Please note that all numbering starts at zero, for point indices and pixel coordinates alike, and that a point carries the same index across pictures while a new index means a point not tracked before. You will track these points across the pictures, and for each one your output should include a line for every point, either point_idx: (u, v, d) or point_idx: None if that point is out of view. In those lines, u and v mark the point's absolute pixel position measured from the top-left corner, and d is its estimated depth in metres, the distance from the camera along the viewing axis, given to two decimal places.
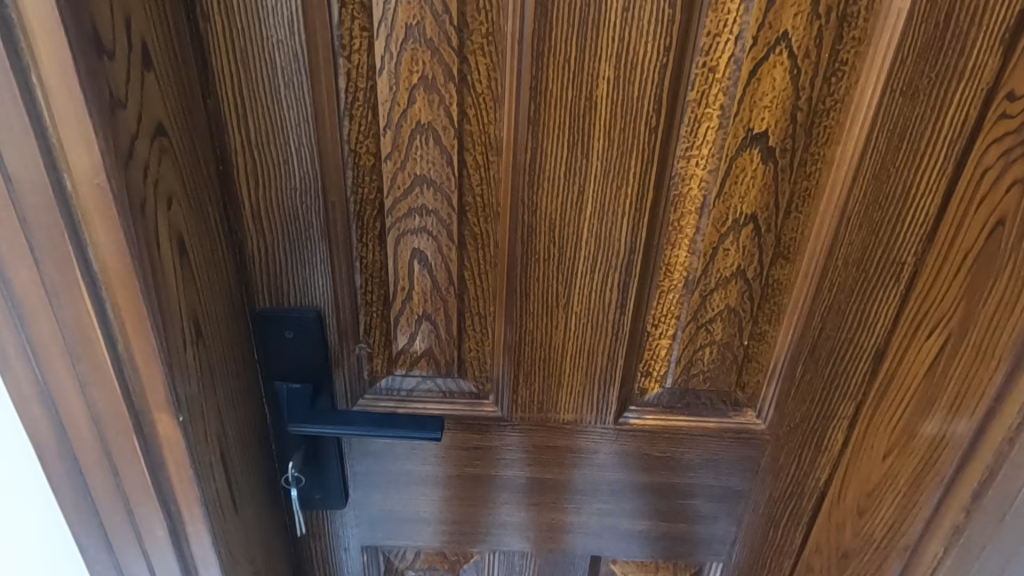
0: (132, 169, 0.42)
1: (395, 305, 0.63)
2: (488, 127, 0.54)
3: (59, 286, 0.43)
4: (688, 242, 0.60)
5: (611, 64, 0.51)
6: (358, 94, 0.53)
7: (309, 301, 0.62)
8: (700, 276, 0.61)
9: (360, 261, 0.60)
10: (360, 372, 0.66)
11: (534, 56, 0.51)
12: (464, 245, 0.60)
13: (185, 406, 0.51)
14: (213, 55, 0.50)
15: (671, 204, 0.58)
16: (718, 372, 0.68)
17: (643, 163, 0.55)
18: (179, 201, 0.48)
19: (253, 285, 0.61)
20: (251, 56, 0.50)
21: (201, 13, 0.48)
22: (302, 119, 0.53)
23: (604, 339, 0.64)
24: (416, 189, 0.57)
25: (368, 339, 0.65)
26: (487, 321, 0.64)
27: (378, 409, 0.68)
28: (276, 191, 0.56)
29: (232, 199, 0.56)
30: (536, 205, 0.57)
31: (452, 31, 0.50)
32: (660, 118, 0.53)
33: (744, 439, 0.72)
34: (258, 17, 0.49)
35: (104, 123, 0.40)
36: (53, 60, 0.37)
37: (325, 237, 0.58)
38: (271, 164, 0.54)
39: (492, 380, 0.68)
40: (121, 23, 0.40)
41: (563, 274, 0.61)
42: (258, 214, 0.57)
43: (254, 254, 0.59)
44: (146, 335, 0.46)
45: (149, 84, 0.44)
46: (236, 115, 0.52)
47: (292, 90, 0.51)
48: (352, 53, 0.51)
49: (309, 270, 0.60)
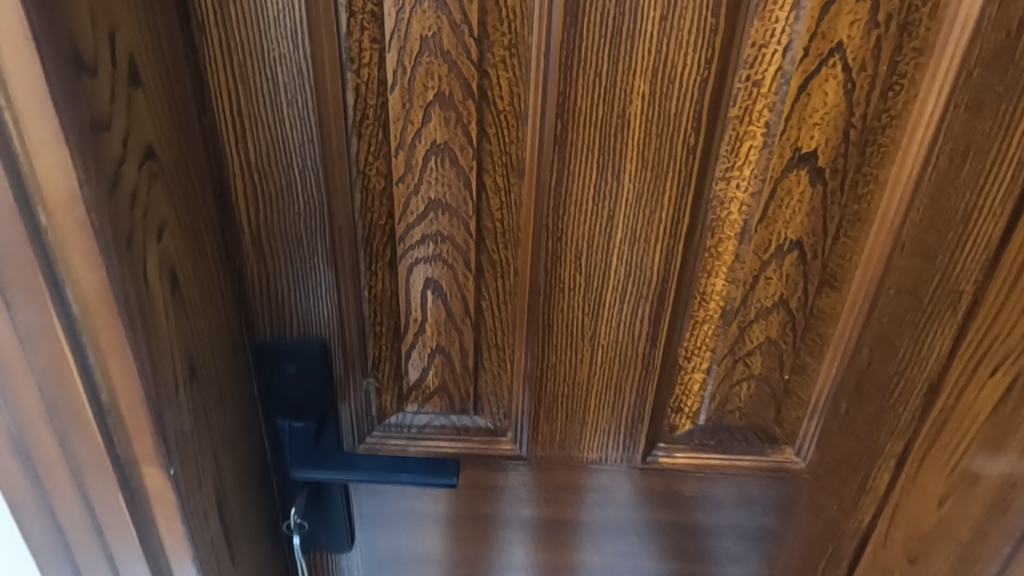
0: (117, 199, 0.38)
1: (406, 336, 0.58)
2: (509, 147, 0.50)
3: (33, 332, 0.38)
4: (725, 271, 0.55)
5: (646, 78, 0.46)
6: (368, 111, 0.48)
7: (313, 333, 0.57)
8: (738, 306, 0.56)
9: (368, 291, 0.56)
10: (369, 407, 0.62)
11: (561, 70, 0.46)
12: (482, 273, 0.55)
13: (177, 456, 0.46)
14: (209, 71, 0.45)
15: (708, 228, 0.53)
16: (755, 409, 0.62)
17: (679, 185, 0.50)
18: (170, 231, 0.44)
19: (253, 317, 0.56)
20: (251, 71, 0.45)
21: (197, 24, 0.44)
22: (306, 139, 0.48)
23: (633, 373, 0.60)
24: (430, 214, 0.52)
25: (377, 373, 0.60)
26: (506, 353, 0.59)
27: (385, 451, 0.64)
28: (279, 216, 0.51)
29: (232, 225, 0.51)
30: (562, 231, 0.52)
31: (472, 43, 0.46)
32: (699, 137, 0.48)
33: (781, 478, 0.66)
34: (260, 28, 0.44)
35: (84, 147, 0.35)
36: (25, 77, 0.32)
37: (331, 266, 0.53)
38: (273, 187, 0.50)
39: (510, 416, 0.63)
40: (105, 36, 0.36)
41: (589, 303, 0.56)
42: (260, 241, 0.52)
43: (255, 284, 0.54)
44: (133, 381, 0.41)
45: (137, 103, 0.39)
46: (234, 136, 0.48)
47: (295, 108, 0.47)
48: (362, 67, 0.46)
49: (313, 300, 0.55)
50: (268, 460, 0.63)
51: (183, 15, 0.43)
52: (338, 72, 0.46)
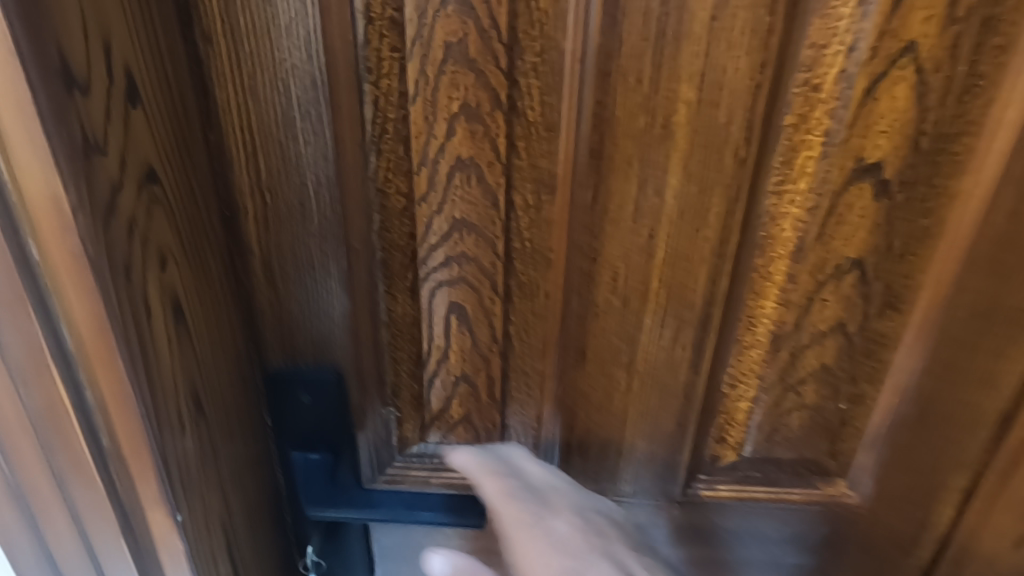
0: (114, 228, 0.34)
1: (428, 364, 0.54)
2: (540, 162, 0.46)
3: (26, 372, 0.35)
4: (776, 293, 0.50)
5: (692, 85, 0.42)
6: (387, 125, 0.44)
7: (328, 361, 0.53)
8: (790, 331, 0.51)
9: (387, 315, 0.52)
10: (389, 438, 0.58)
11: (599, 78, 0.42)
12: (510, 297, 0.51)
13: (184, 501, 0.42)
14: (216, 84, 0.42)
15: (758, 246, 0.48)
16: (807, 440, 0.57)
17: (727, 201, 0.46)
18: (173, 258, 0.40)
19: (264, 343, 0.53)
20: (260, 84, 0.42)
21: (202, 34, 0.40)
22: (320, 156, 0.44)
23: (673, 402, 0.55)
24: (455, 234, 0.48)
25: (397, 402, 0.56)
26: (535, 382, 0.55)
27: (406, 485, 0.60)
28: (291, 238, 0.47)
29: (241, 248, 0.48)
30: (597, 252, 0.48)
31: (501, 49, 0.42)
32: (750, 148, 0.44)
33: (834, 515, 0.61)
34: (270, 37, 0.41)
35: (77, 174, 0.31)
36: (9, 96, 0.29)
37: (347, 290, 0.50)
38: (284, 208, 0.46)
39: (539, 448, 0.59)
40: (98, 49, 0.33)
41: (626, 328, 0.52)
42: (271, 265, 0.49)
43: (266, 309, 0.51)
44: (134, 425, 0.38)
45: (135, 121, 0.36)
46: (242, 153, 0.44)
47: (308, 123, 0.43)
48: (381, 77, 0.43)
49: (328, 326, 0.51)
50: (283, 493, 0.59)
51: (185, 25, 0.40)
52: (355, 84, 0.42)
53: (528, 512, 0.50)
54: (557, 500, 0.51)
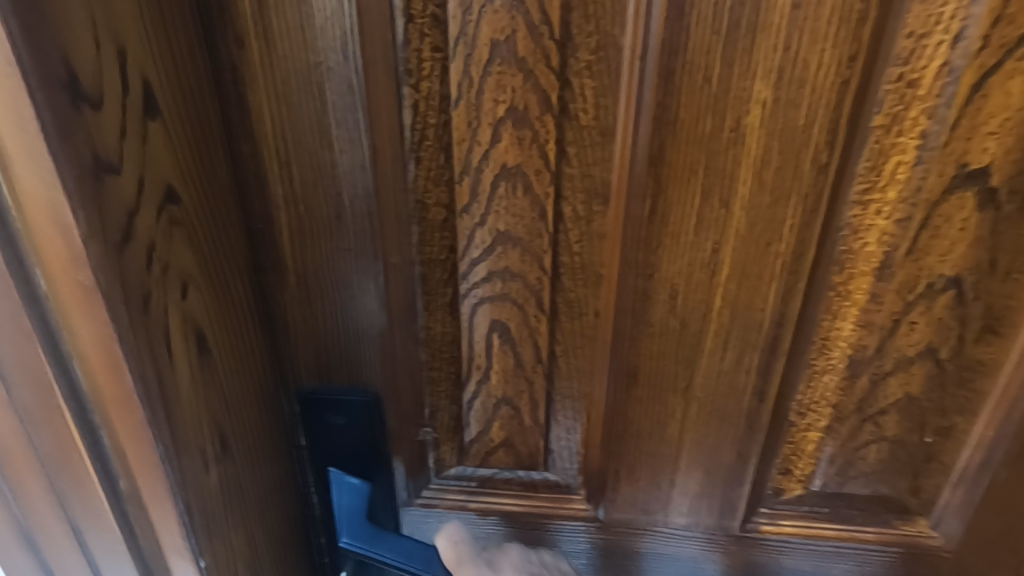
0: (129, 254, 0.32)
1: (469, 385, 0.51)
2: (592, 170, 0.42)
3: (35, 413, 0.33)
4: (857, 314, 0.45)
5: (769, 83, 0.37)
6: (427, 130, 0.41)
7: (363, 381, 0.51)
8: (871, 356, 0.46)
9: (425, 333, 0.49)
10: (425, 459, 0.55)
11: (662, 76, 0.38)
12: (556, 315, 0.47)
13: (209, 546, 0.40)
14: (250, 91, 0.39)
15: (837, 262, 0.43)
16: (886, 476, 0.52)
17: (804, 212, 0.41)
18: (195, 286, 0.39)
19: (297, 362, 0.50)
20: (292, 91, 0.39)
21: (235, 38, 0.38)
22: (357, 165, 0.42)
23: (734, 431, 0.50)
24: (498, 248, 0.45)
25: (434, 424, 0.53)
26: (582, 405, 0.51)
27: (442, 507, 0.58)
28: (325, 252, 0.45)
29: (273, 264, 0.45)
30: (654, 267, 0.44)
31: (553, 47, 0.38)
32: (833, 153, 0.39)
33: (913, 557, 0.55)
34: (305, 38, 0.38)
35: (85, 197, 0.29)
36: (9, 110, 0.26)
37: (384, 307, 0.47)
38: (317, 222, 0.44)
39: (586, 474, 0.55)
40: (110, 61, 0.31)
41: (683, 351, 0.47)
42: (305, 281, 0.46)
43: (299, 326, 0.48)
44: (155, 469, 0.35)
45: (154, 141, 0.34)
46: (275, 163, 0.42)
47: (345, 130, 0.40)
48: (421, 80, 0.39)
49: (362, 344, 0.49)
50: (315, 514, 0.57)
51: (207, 34, 0.38)
52: (393, 89, 0.39)
53: None
54: (503, 560, 0.53)
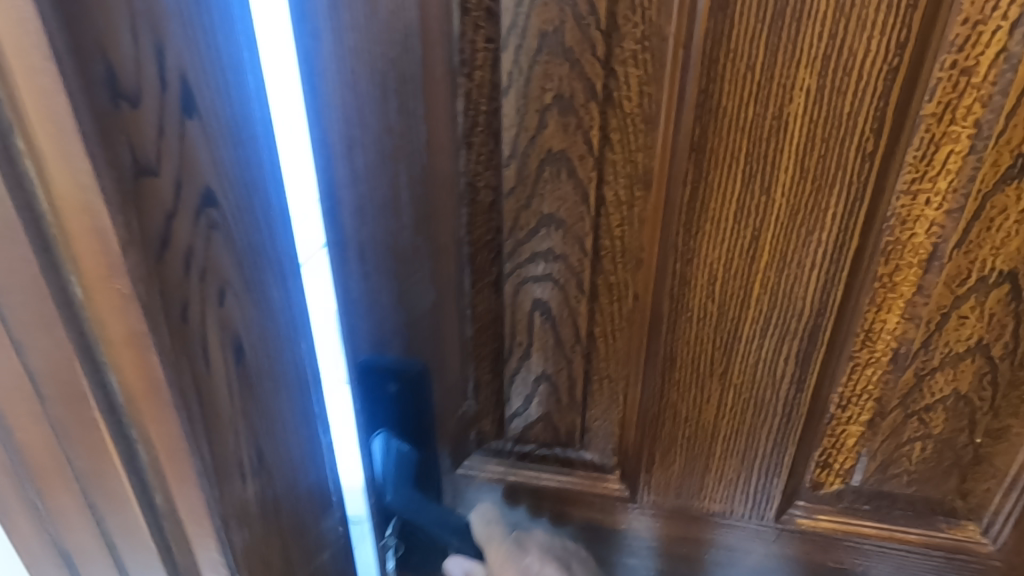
0: (167, 263, 0.33)
1: (511, 360, 0.54)
2: (635, 156, 0.43)
3: (71, 420, 0.36)
4: (902, 307, 0.44)
5: (814, 71, 0.37)
6: (479, 117, 0.44)
7: (416, 353, 0.54)
8: (917, 350, 0.45)
9: (471, 310, 0.52)
10: (468, 430, 0.59)
11: (704, 65, 0.39)
12: (596, 296, 0.49)
13: (240, 548, 0.42)
14: (322, 81, 0.42)
15: (881, 253, 0.43)
16: (931, 475, 0.50)
17: (847, 201, 0.41)
18: (235, 293, 0.38)
19: (356, 333, 0.53)
20: (355, 79, 0.42)
21: (312, 31, 0.41)
22: (413, 149, 0.45)
23: (772, 420, 0.50)
24: (543, 230, 0.47)
25: (477, 396, 0.57)
26: (619, 386, 0.53)
27: (483, 480, 0.61)
28: (385, 230, 0.48)
29: (340, 239, 0.48)
30: (693, 253, 0.45)
31: (599, 37, 0.40)
32: (880, 141, 0.39)
33: (958, 560, 0.54)
34: (370, 31, 0.41)
35: (124, 201, 0.31)
36: (42, 114, 0.28)
37: (436, 282, 0.51)
38: (375, 203, 0.47)
39: (620, 455, 0.57)
40: (147, 57, 0.30)
41: (721, 336, 0.48)
42: (367, 257, 0.49)
43: (359, 300, 0.51)
44: (190, 478, 0.38)
45: (192, 138, 0.33)
46: (342, 147, 0.45)
47: (405, 116, 0.43)
48: (475, 70, 0.42)
49: (413, 317, 0.52)
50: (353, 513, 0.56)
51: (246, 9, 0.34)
52: (447, 76, 0.42)
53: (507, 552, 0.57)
54: (530, 540, 0.59)
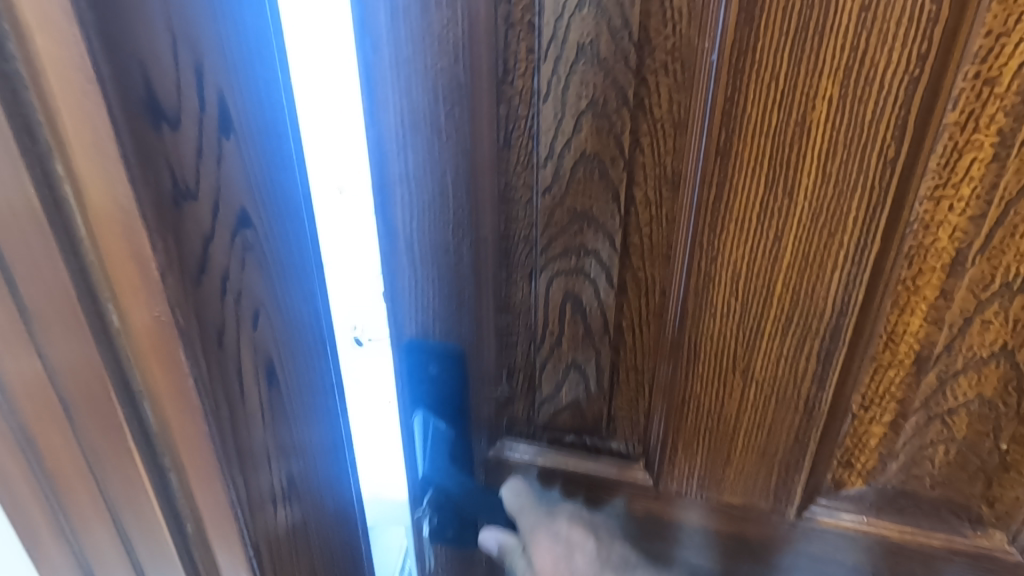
0: (204, 285, 0.36)
1: (543, 349, 0.58)
2: (664, 159, 0.46)
3: (96, 444, 0.38)
4: (926, 310, 0.45)
5: (836, 80, 0.39)
6: (520, 122, 0.48)
7: (454, 338, 0.58)
8: (940, 353, 0.46)
9: (509, 300, 0.57)
10: (502, 412, 0.63)
11: (731, 74, 0.41)
12: (625, 290, 0.53)
13: (265, 554, 0.45)
14: (379, 87, 0.47)
15: (904, 256, 0.44)
16: (955, 479, 0.51)
17: (870, 205, 0.42)
18: (268, 315, 0.41)
19: (401, 317, 0.58)
20: (412, 86, 0.47)
21: (371, 43, 0.46)
22: (458, 150, 0.49)
23: (794, 416, 0.52)
24: (576, 226, 0.51)
25: (511, 381, 0.61)
26: (645, 376, 0.56)
27: (515, 462, 0.65)
28: (431, 224, 0.52)
29: (389, 231, 0.53)
30: (718, 251, 0.47)
31: (631, 49, 0.43)
32: (902, 148, 0.40)
33: (982, 565, 0.54)
34: (423, 43, 0.45)
35: (162, 220, 0.33)
36: (87, 138, 0.30)
37: (474, 274, 0.54)
38: (424, 198, 0.52)
39: (645, 443, 0.60)
40: (188, 82, 0.33)
41: (743, 332, 0.50)
42: (413, 248, 0.54)
43: (405, 288, 0.56)
44: (218, 491, 0.40)
45: (228, 155, 0.36)
46: (395, 147, 0.49)
47: (452, 120, 0.48)
48: (518, 78, 0.47)
49: (453, 305, 0.56)
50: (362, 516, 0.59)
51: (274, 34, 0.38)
52: (492, 84, 0.47)
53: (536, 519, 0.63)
54: (557, 510, 0.64)
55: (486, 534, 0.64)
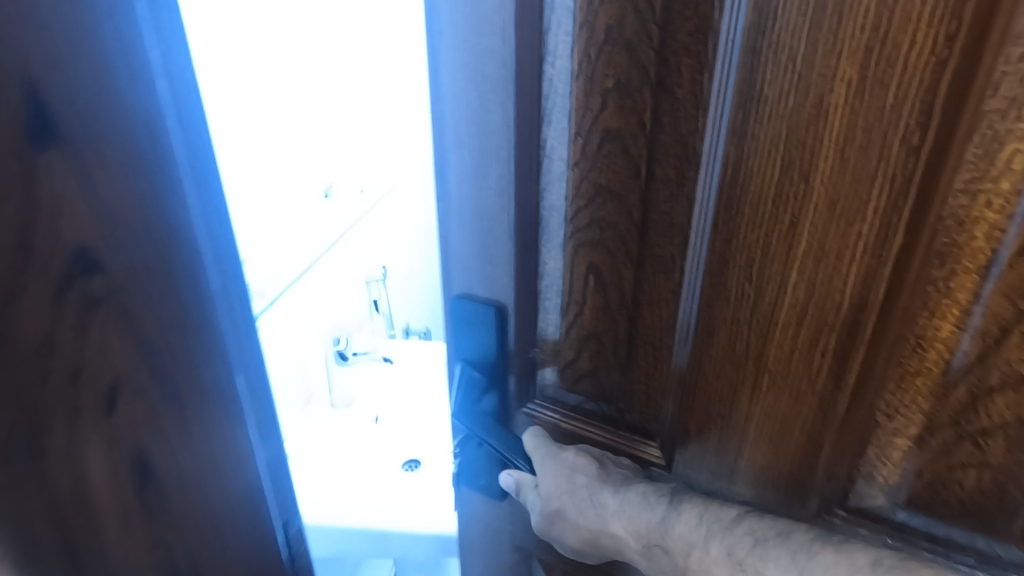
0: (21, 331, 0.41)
1: (568, 316, 0.62)
2: (684, 138, 0.49)
3: None
4: (957, 315, 0.42)
5: (856, 62, 0.38)
6: (553, 100, 0.53)
7: (493, 296, 0.64)
8: (972, 364, 0.43)
9: (542, 267, 0.62)
10: (532, 374, 0.67)
11: (748, 55, 0.42)
12: (642, 266, 0.56)
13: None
14: (442, 64, 0.55)
15: (937, 255, 0.41)
16: (992, 512, 0.46)
17: (891, 196, 0.40)
18: (122, 352, 0.48)
19: (449, 273, 0.66)
20: (465, 66, 0.54)
21: (438, 28, 0.53)
22: (505, 122, 0.54)
23: (807, 415, 0.50)
24: (598, 201, 0.55)
25: (541, 345, 0.66)
26: (661, 353, 0.58)
27: (540, 424, 0.69)
28: (479, 189, 0.59)
29: (443, 192, 0.61)
30: (733, 233, 0.48)
31: (654, 30, 0.47)
32: (928, 134, 0.38)
33: None
34: (478, 28, 0.52)
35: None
36: None
37: (512, 239, 0.60)
38: (470, 165, 0.58)
39: (658, 421, 0.62)
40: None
41: (756, 320, 0.50)
42: (462, 210, 0.61)
43: (453, 246, 0.64)
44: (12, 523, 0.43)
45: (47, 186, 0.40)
46: (451, 118, 0.56)
47: (498, 94, 0.54)
48: (557, 58, 0.51)
49: (492, 266, 0.63)
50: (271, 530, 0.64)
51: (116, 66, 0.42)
52: (534, 64, 0.52)
53: (537, 442, 0.66)
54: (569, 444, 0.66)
55: (504, 474, 0.69)
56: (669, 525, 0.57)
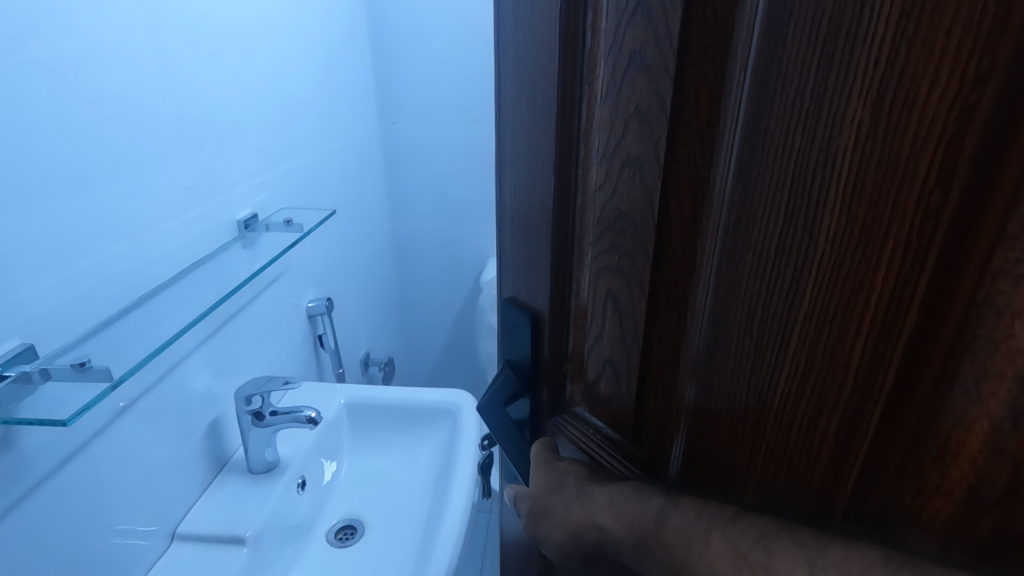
0: None
1: (591, 340, 0.64)
2: (699, 172, 0.46)
3: None
4: (987, 432, 0.33)
5: (867, 103, 0.33)
6: (593, 117, 0.56)
7: (532, 306, 0.74)
8: (1001, 497, 0.33)
9: (575, 286, 0.65)
10: (562, 386, 0.73)
11: (756, 86, 0.39)
12: (654, 300, 0.54)
13: None
14: (512, 84, 0.68)
15: (965, 348, 0.33)
16: None
17: (902, 266, 0.34)
18: None
19: (507, 284, 0.80)
20: (522, 85, 0.66)
21: (503, 52, 0.69)
22: (549, 139, 0.62)
23: (805, 507, 0.43)
24: (619, 225, 0.55)
25: (571, 362, 0.70)
26: (668, 394, 0.55)
27: (564, 438, 0.72)
28: (527, 200, 0.70)
29: (504, 205, 0.77)
30: (735, 280, 0.44)
31: (671, 56, 0.45)
32: (947, 199, 0.31)
33: None
34: (534, 54, 0.62)
35: None
36: None
37: (551, 251, 0.66)
38: (522, 169, 0.69)
39: (666, 466, 0.56)
40: None
41: (755, 382, 0.44)
42: (518, 225, 0.73)
43: (510, 259, 0.77)
44: None
45: None
46: (515, 133, 0.69)
47: (544, 113, 0.62)
48: (593, 80, 0.55)
49: (529, 268, 0.73)
50: None
51: None
52: (576, 80, 0.57)
53: (535, 454, 0.70)
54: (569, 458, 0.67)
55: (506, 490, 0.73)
56: (664, 521, 0.48)
